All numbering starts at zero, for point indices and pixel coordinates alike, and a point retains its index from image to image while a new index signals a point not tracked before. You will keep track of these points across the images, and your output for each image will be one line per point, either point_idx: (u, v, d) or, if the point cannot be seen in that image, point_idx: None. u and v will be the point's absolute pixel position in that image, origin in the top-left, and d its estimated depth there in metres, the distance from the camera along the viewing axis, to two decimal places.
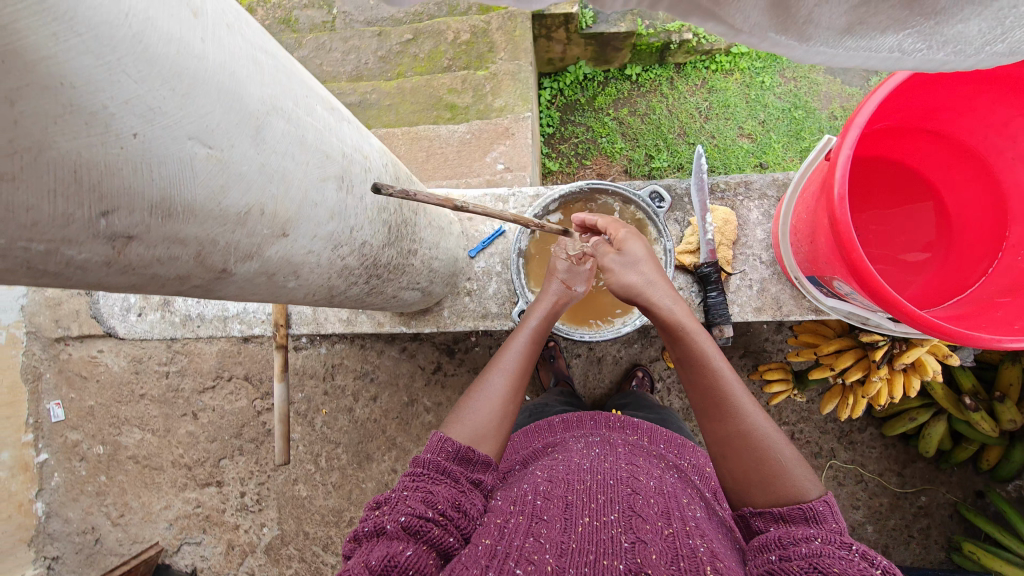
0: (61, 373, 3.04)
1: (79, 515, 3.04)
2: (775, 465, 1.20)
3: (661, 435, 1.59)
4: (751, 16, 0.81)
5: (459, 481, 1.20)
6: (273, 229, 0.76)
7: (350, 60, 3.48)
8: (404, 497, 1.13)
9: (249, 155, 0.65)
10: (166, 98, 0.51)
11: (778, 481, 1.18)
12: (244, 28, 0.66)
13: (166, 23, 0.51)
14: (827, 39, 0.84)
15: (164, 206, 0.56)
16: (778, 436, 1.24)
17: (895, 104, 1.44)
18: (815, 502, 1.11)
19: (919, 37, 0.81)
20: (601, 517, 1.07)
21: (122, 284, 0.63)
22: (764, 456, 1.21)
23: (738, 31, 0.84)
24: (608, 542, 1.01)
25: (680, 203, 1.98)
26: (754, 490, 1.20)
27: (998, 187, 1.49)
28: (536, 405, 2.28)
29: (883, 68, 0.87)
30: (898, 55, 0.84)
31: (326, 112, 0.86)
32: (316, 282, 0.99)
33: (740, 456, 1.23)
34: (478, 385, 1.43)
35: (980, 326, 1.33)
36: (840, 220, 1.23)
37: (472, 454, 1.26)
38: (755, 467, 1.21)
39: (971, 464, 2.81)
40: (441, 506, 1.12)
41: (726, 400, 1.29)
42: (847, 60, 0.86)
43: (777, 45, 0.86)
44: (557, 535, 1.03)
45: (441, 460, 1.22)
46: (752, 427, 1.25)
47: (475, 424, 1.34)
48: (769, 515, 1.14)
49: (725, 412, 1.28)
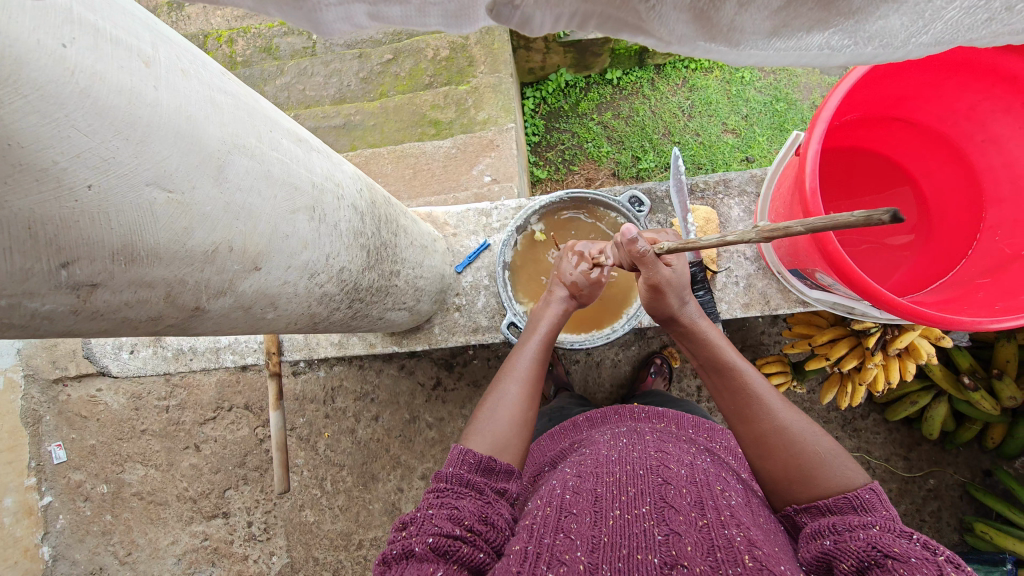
0: (60, 415, 3.00)
1: (86, 556, 2.96)
2: (812, 456, 1.20)
3: (689, 421, 1.54)
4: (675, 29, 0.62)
5: (483, 491, 1.18)
6: (245, 264, 0.76)
7: (332, 83, 3.52)
8: (428, 516, 1.09)
9: (211, 195, 0.65)
10: (120, 147, 0.52)
11: (818, 473, 1.17)
12: (201, 70, 0.68)
13: (116, 75, 0.52)
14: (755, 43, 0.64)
15: (127, 252, 0.57)
16: (813, 427, 1.25)
17: (862, 96, 1.46)
18: (861, 490, 1.10)
19: None
20: (633, 510, 1.05)
21: (93, 330, 0.64)
22: (803, 449, 1.22)
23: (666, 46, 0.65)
24: (641, 536, 1.00)
25: (661, 205, 2.00)
26: (797, 484, 1.19)
27: (972, 169, 1.51)
28: (552, 410, 2.25)
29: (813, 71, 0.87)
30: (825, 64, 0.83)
31: (294, 145, 0.88)
32: (295, 311, 0.99)
33: (778, 453, 1.23)
34: (495, 393, 1.45)
35: (963, 309, 1.33)
36: (813, 213, 1.24)
37: (495, 462, 1.25)
38: (794, 460, 1.21)
39: (976, 443, 2.81)
40: (468, 522, 1.09)
41: (757, 400, 1.32)
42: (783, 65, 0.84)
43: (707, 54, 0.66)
44: (586, 530, 1.03)
45: (463, 474, 1.20)
46: (784, 423, 1.27)
47: (491, 433, 1.34)
48: (816, 509, 1.12)
49: (757, 410, 1.30)
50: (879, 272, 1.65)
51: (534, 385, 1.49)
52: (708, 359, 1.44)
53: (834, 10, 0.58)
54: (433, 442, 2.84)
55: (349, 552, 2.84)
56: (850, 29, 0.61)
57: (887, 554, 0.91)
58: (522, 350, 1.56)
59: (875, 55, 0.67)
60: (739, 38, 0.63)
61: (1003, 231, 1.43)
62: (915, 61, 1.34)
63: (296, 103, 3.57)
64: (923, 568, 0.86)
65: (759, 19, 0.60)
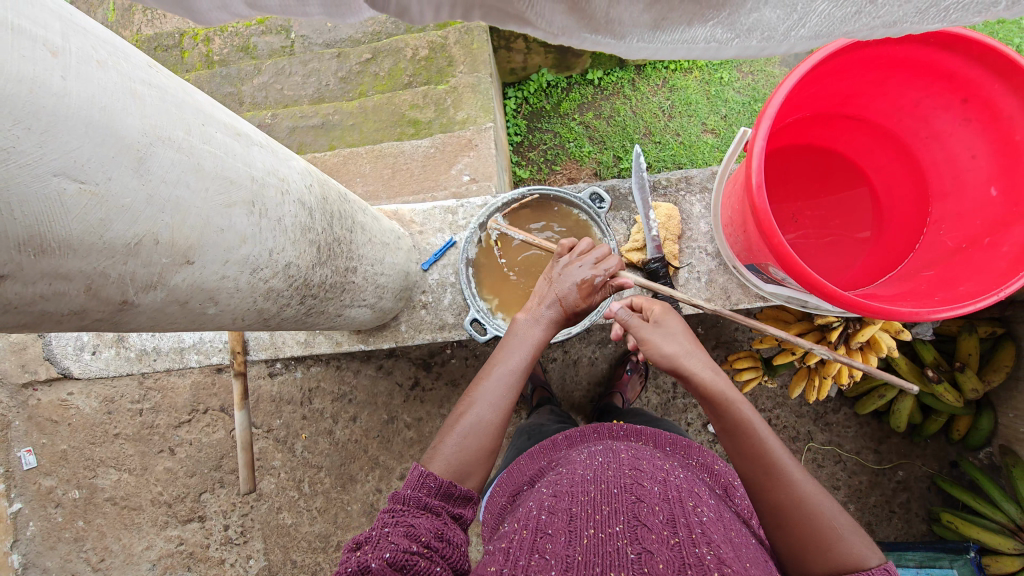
0: (30, 420, 2.94)
1: (57, 564, 2.90)
2: (830, 530, 1.18)
3: (667, 439, 1.47)
4: (555, 21, 1.01)
5: (440, 513, 1.17)
6: (175, 257, 0.76)
7: (310, 83, 3.49)
8: (385, 534, 1.05)
9: (131, 187, 0.65)
10: (19, 136, 0.52)
11: (835, 546, 1.15)
12: (122, 61, 0.67)
13: (14, 63, 0.51)
14: (642, 34, 1.03)
15: (35, 242, 0.57)
16: (832, 501, 1.23)
17: (810, 93, 1.49)
18: (878, 572, 1.08)
19: (723, 27, 1.00)
20: (607, 529, 1.05)
21: (10, 323, 0.63)
22: (818, 523, 1.19)
23: (553, 35, 1.05)
24: (613, 555, 1.00)
25: (624, 202, 2.03)
26: (809, 555, 1.17)
27: (917, 164, 1.56)
28: (530, 426, 2.20)
29: (707, 57, 1.08)
30: (716, 44, 1.04)
31: (231, 139, 0.88)
32: (239, 305, 0.99)
33: (794, 526, 1.21)
34: (464, 415, 1.37)
35: (906, 299, 1.37)
36: (759, 206, 1.28)
37: (454, 488, 1.23)
38: (808, 533, 1.19)
39: (943, 435, 2.86)
40: (425, 539, 1.07)
41: (776, 468, 1.29)
42: (670, 48, 1.07)
43: (596, 41, 1.06)
44: (562, 550, 1.02)
45: (422, 496, 1.18)
46: (803, 494, 1.24)
47: (458, 464, 1.30)
48: None
49: (776, 480, 1.27)
50: (835, 266, 1.70)
51: (505, 411, 1.40)
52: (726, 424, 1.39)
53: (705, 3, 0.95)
54: (411, 442, 2.84)
55: (327, 554, 2.81)
56: (728, 23, 1.00)
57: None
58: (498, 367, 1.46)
59: (761, 46, 1.05)
60: (621, 30, 1.03)
61: (946, 225, 1.48)
62: (858, 58, 1.37)
63: (274, 102, 3.54)
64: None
65: (638, 13, 0.99)
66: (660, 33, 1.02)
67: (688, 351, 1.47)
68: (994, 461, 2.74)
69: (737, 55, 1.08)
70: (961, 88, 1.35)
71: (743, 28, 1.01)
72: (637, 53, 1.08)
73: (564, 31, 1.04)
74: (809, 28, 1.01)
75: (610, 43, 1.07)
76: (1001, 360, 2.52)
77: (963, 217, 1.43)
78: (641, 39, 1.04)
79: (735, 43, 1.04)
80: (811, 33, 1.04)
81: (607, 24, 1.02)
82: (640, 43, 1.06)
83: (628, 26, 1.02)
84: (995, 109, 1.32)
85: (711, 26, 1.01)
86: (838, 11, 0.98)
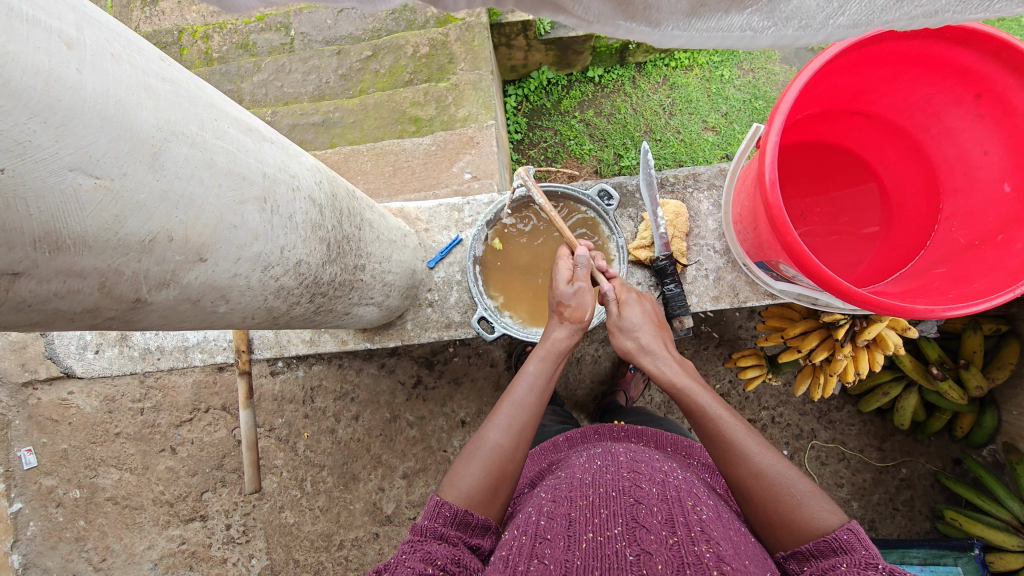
0: (31, 419, 2.92)
1: (58, 564, 2.89)
2: (790, 499, 1.14)
3: (669, 439, 1.51)
4: (593, 8, 0.98)
5: (458, 542, 1.14)
6: (188, 255, 0.75)
7: (310, 80, 3.47)
8: (402, 560, 1.06)
9: (146, 183, 0.64)
10: (37, 131, 0.51)
11: (796, 516, 1.12)
12: (136, 54, 0.66)
13: (31, 56, 0.50)
14: (677, 22, 1.01)
15: (50, 239, 0.55)
16: (792, 471, 1.19)
17: (820, 89, 1.48)
18: (839, 531, 1.06)
19: (762, 14, 0.99)
20: (606, 531, 1.04)
21: (23, 322, 0.62)
22: (779, 493, 1.16)
23: (586, 21, 1.01)
24: (612, 557, 0.99)
25: (631, 199, 2.02)
26: (779, 532, 1.13)
27: (928, 161, 1.55)
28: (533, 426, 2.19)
29: (742, 44, 1.06)
30: (751, 32, 1.03)
31: (242, 134, 0.86)
32: (250, 304, 0.98)
33: (757, 500, 1.17)
34: (477, 441, 1.34)
35: (917, 297, 1.36)
36: (772, 203, 1.27)
37: (470, 516, 1.19)
38: (771, 507, 1.15)
39: (947, 433, 2.86)
40: (440, 563, 1.06)
41: (730, 446, 1.25)
42: (704, 38, 1.05)
43: (631, 30, 1.04)
44: (561, 554, 1.01)
45: (438, 525, 1.16)
46: (761, 467, 1.20)
47: (471, 486, 1.25)
48: (800, 554, 1.07)
49: (731, 457, 1.24)
50: (844, 262, 1.70)
51: (520, 432, 1.36)
52: (683, 408, 1.39)
53: None
54: (414, 441, 2.83)
55: (330, 553, 2.80)
56: (768, 13, 0.98)
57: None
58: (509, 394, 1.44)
59: (797, 35, 1.02)
60: (658, 17, 1.00)
61: (957, 222, 1.47)
62: (871, 54, 1.36)
63: (273, 100, 3.52)
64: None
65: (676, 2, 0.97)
66: (696, 20, 1.00)
67: (648, 347, 1.50)
68: (998, 459, 2.73)
69: (772, 44, 1.06)
70: (973, 83, 1.34)
71: (782, 16, 0.98)
72: (671, 42, 1.06)
73: (600, 18, 1.01)
74: (848, 16, 0.99)
75: (645, 30, 1.04)
76: (1005, 357, 2.52)
77: (974, 214, 1.43)
78: (677, 26, 1.02)
79: (771, 32, 1.02)
80: (849, 22, 1.01)
81: (644, 11, 0.99)
82: (675, 31, 1.03)
83: (665, 13, 1.00)
84: (1009, 105, 1.31)
85: (748, 14, 0.99)
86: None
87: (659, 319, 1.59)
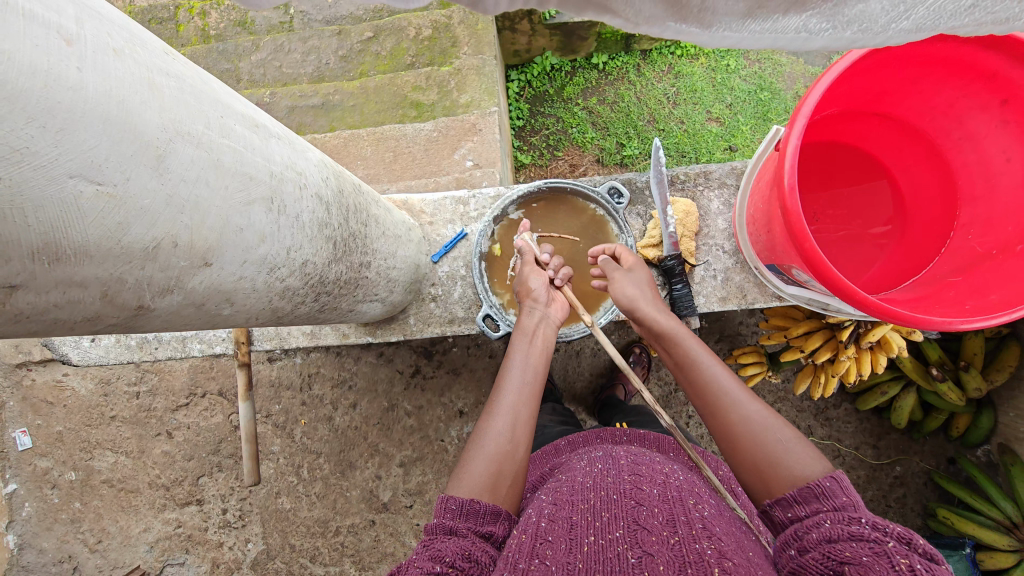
0: (25, 401, 2.92)
1: (54, 544, 2.90)
2: (776, 448, 1.17)
3: (671, 443, 1.50)
4: (643, 10, 0.90)
5: (466, 535, 1.10)
6: (193, 260, 0.71)
7: (310, 61, 3.39)
8: (414, 559, 1.04)
9: (150, 187, 0.60)
10: (34, 136, 0.48)
11: (782, 463, 1.14)
12: (139, 48, 0.62)
13: (28, 54, 0.46)
14: (731, 23, 0.92)
15: (50, 250, 0.52)
16: (779, 420, 1.22)
17: (840, 90, 1.45)
18: (823, 479, 1.07)
19: (821, 18, 0.89)
20: (607, 535, 1.02)
21: (21, 332, 0.59)
22: (764, 442, 1.18)
23: (632, 23, 0.93)
24: (615, 560, 0.96)
25: (641, 196, 1.98)
26: (762, 477, 1.15)
27: (947, 166, 1.52)
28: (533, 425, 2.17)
29: (793, 48, 0.97)
30: (806, 34, 0.93)
31: (249, 131, 0.82)
32: (254, 306, 0.95)
33: (742, 447, 1.20)
34: (476, 433, 1.35)
35: (935, 308, 1.34)
36: (790, 210, 1.24)
37: (476, 505, 1.16)
38: (757, 453, 1.17)
39: (942, 432, 2.88)
40: (449, 558, 1.02)
41: (722, 392, 1.28)
42: (756, 40, 0.95)
43: (680, 32, 0.94)
44: (562, 556, 0.98)
45: (448, 522, 1.14)
46: (749, 416, 1.23)
47: (474, 478, 1.24)
48: (786, 501, 1.09)
49: (723, 404, 1.26)
50: (858, 264, 1.68)
51: (515, 417, 1.37)
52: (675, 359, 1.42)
53: None
54: (411, 430, 2.81)
55: (326, 539, 2.80)
56: (827, 14, 0.89)
57: (843, 566, 0.88)
58: (501, 381, 1.46)
59: (854, 39, 0.94)
60: (710, 20, 0.91)
61: (975, 230, 1.45)
62: (894, 56, 1.33)
63: (272, 80, 3.43)
64: (878, 567, 0.84)
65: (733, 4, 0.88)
66: (750, 22, 0.92)
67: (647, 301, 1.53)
68: (991, 460, 2.76)
69: (824, 48, 0.97)
70: (1001, 89, 1.31)
71: (843, 20, 0.89)
72: (718, 44, 0.97)
73: (649, 21, 0.93)
74: (912, 21, 0.88)
75: (694, 32, 0.95)
76: (1005, 360, 2.51)
77: (993, 221, 1.40)
78: (728, 28, 0.93)
79: (827, 34, 0.93)
80: (912, 27, 0.90)
81: (699, 13, 0.90)
82: (726, 34, 0.94)
83: (721, 14, 0.90)
84: None
85: (806, 16, 0.89)
86: (951, 3, 0.84)
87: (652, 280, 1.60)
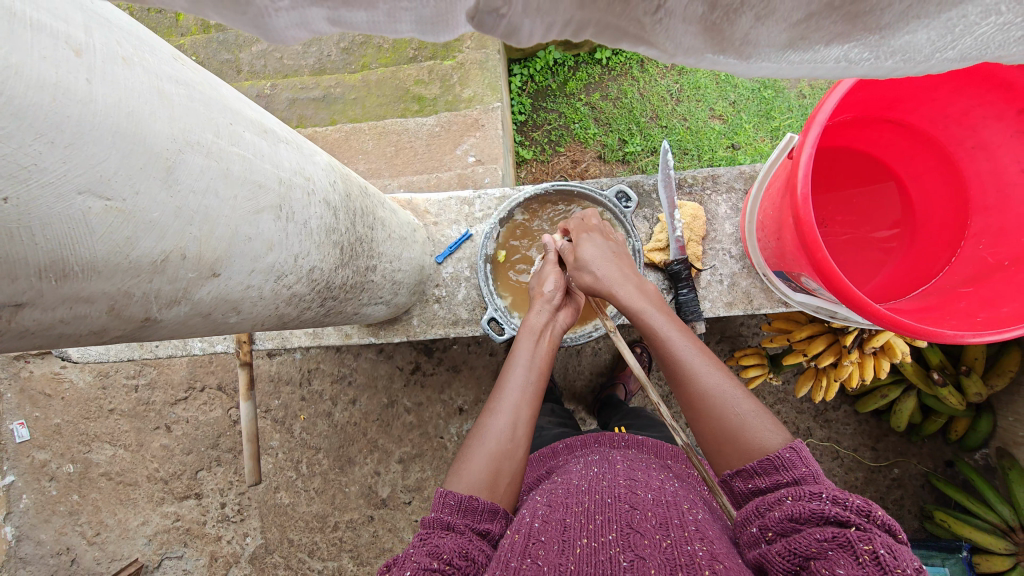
0: (24, 393, 3.00)
1: (52, 536, 2.92)
2: (735, 420, 1.17)
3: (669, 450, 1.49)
4: (683, 43, 0.75)
5: (464, 531, 1.09)
6: (201, 271, 0.70)
7: (312, 53, 3.36)
8: (410, 553, 1.03)
9: (159, 200, 0.59)
10: (43, 152, 0.46)
11: (742, 435, 1.15)
12: (148, 57, 0.60)
13: (36, 67, 0.44)
14: (770, 54, 0.76)
15: (57, 267, 0.50)
16: (739, 390, 1.22)
17: (854, 97, 1.44)
18: (783, 450, 1.08)
19: (864, 48, 0.74)
20: (600, 538, 1.00)
21: (28, 347, 0.57)
22: (723, 413, 1.19)
23: (671, 56, 0.77)
24: (606, 563, 0.94)
25: (648, 199, 1.97)
26: (724, 451, 1.16)
27: (959, 175, 1.52)
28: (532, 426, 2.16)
29: (831, 76, 0.81)
30: (845, 64, 0.78)
31: (258, 137, 0.81)
32: (261, 313, 0.93)
33: (704, 419, 1.21)
34: (478, 428, 1.34)
35: (946, 320, 1.33)
36: (803, 218, 1.22)
37: (476, 501, 1.15)
38: (719, 425, 1.18)
39: (941, 435, 2.88)
40: (448, 555, 1.01)
41: (682, 365, 1.28)
42: (792, 70, 0.80)
43: (716, 64, 0.78)
44: (555, 558, 0.96)
45: (445, 516, 1.12)
46: (709, 387, 1.23)
47: (473, 474, 1.23)
48: (745, 472, 1.09)
49: (684, 378, 1.26)
50: (865, 270, 1.66)
51: (516, 414, 1.36)
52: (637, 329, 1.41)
53: (858, 24, 0.71)
54: (411, 426, 2.79)
55: (325, 534, 2.77)
56: (872, 44, 0.74)
57: (809, 561, 0.86)
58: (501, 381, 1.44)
59: (894, 69, 0.78)
60: (750, 51, 0.76)
61: (986, 240, 1.44)
62: None
63: (272, 72, 3.39)
64: (842, 561, 0.82)
65: (775, 33, 0.73)
66: (789, 52, 0.76)
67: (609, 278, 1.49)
68: (989, 463, 2.77)
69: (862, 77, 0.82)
70: None
71: (888, 51, 0.74)
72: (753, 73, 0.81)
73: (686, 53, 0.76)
74: (959, 50, 0.74)
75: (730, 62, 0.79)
76: (1006, 365, 2.50)
77: (1005, 231, 1.41)
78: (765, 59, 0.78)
79: (868, 64, 0.77)
80: (959, 54, 0.76)
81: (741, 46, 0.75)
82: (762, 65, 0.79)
83: (761, 47, 0.75)
84: None
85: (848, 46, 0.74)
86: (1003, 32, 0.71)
87: (615, 252, 1.57)
